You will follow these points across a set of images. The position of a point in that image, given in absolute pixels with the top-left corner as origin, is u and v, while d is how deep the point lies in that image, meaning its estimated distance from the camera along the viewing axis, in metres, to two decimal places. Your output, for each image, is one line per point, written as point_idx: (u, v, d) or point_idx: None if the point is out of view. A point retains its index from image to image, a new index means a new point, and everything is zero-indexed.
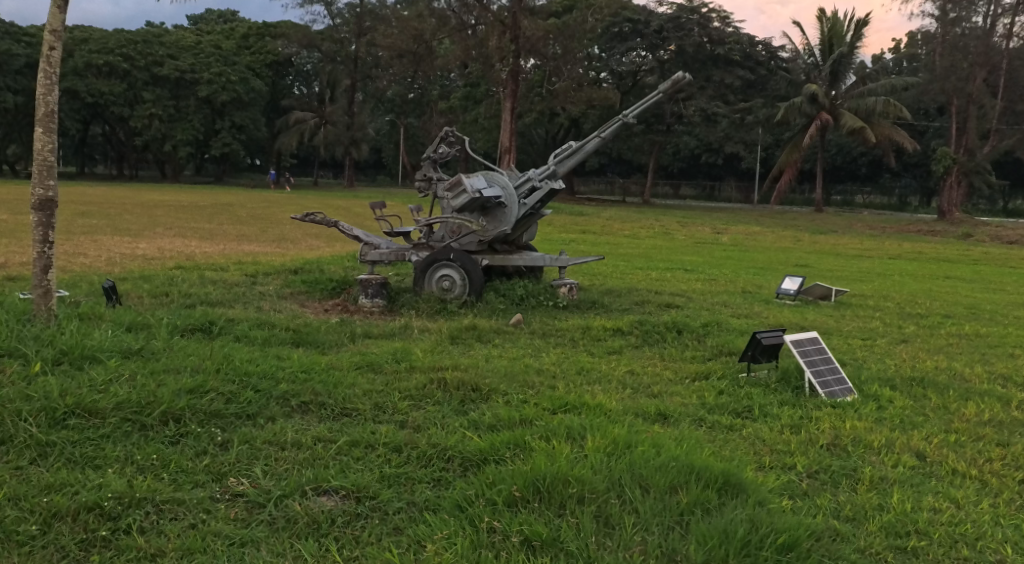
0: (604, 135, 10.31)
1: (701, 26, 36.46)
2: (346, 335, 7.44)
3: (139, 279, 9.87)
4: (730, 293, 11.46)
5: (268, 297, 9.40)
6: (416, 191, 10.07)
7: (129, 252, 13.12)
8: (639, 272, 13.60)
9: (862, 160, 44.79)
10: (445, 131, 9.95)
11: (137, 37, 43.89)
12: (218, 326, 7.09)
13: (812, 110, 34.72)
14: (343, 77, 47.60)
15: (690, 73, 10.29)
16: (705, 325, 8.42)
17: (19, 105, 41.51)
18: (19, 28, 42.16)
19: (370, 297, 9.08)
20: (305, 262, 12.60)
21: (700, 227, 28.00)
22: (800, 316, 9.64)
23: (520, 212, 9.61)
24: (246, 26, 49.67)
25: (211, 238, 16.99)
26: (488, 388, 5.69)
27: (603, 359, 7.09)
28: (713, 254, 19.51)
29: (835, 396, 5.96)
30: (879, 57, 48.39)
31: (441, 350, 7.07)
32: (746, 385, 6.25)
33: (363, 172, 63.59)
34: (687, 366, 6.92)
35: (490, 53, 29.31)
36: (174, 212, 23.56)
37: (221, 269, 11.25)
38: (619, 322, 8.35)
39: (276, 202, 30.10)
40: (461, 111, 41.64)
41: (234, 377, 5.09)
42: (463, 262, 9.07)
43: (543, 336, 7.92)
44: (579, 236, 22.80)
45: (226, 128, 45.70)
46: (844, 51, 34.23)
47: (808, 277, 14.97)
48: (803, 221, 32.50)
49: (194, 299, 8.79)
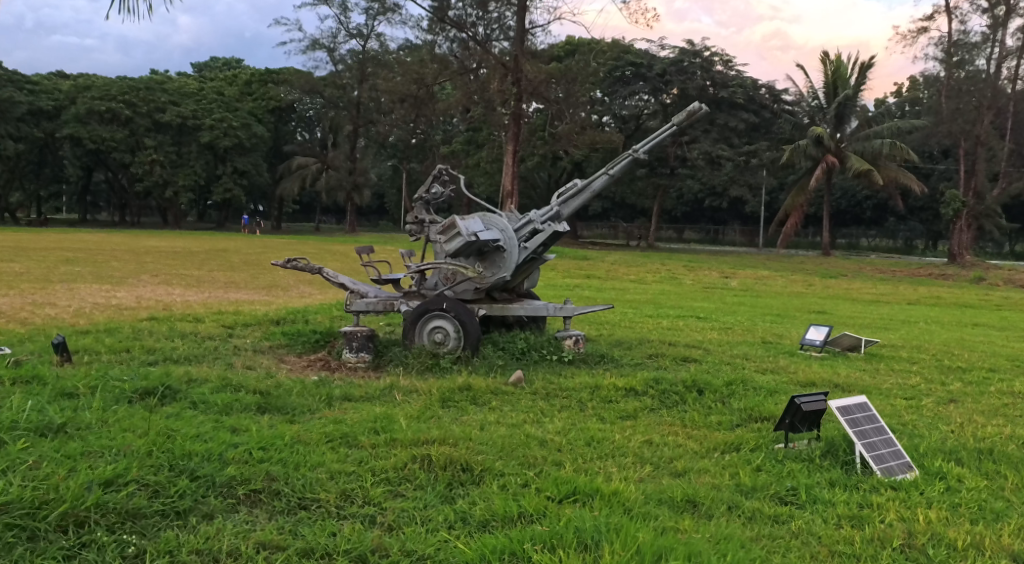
0: (612, 172, 9.47)
1: (704, 69, 36.05)
2: (321, 400, 6.51)
3: (103, 332, 9.03)
4: (747, 344, 10.54)
5: (243, 352, 8.54)
6: (407, 234, 9.20)
7: (106, 301, 12.36)
8: (646, 321, 12.68)
9: (868, 204, 44.17)
10: (439, 170, 9.11)
11: (138, 84, 43.39)
12: (173, 389, 6.16)
13: (818, 153, 34.23)
14: (345, 123, 47.10)
15: (706, 104, 9.49)
16: (729, 383, 7.47)
17: (20, 152, 41.23)
18: (22, 76, 42.10)
19: (354, 351, 8.25)
20: (291, 311, 11.76)
21: (707, 271, 27.20)
22: (828, 370, 8.72)
23: (521, 257, 8.72)
24: (249, 72, 50.07)
25: (199, 285, 16.20)
26: (482, 466, 4.77)
27: (619, 426, 6.18)
28: (723, 299, 18.65)
29: (893, 474, 5.08)
30: (882, 101, 48.06)
31: (429, 416, 6.14)
32: (785, 461, 5.32)
33: (366, 217, 63.19)
34: (714, 435, 5.97)
35: (492, 97, 28.67)
36: (164, 257, 22.85)
37: (196, 320, 10.37)
38: (631, 380, 7.41)
39: (275, 249, 29.41)
40: (463, 156, 41.18)
41: (165, 457, 4.18)
42: (458, 312, 8.11)
43: (546, 397, 7.00)
44: (583, 281, 22.03)
45: (228, 173, 45.58)
46: (850, 94, 33.76)
47: (830, 325, 14.06)
48: (812, 265, 31.74)
49: (158, 356, 7.89)
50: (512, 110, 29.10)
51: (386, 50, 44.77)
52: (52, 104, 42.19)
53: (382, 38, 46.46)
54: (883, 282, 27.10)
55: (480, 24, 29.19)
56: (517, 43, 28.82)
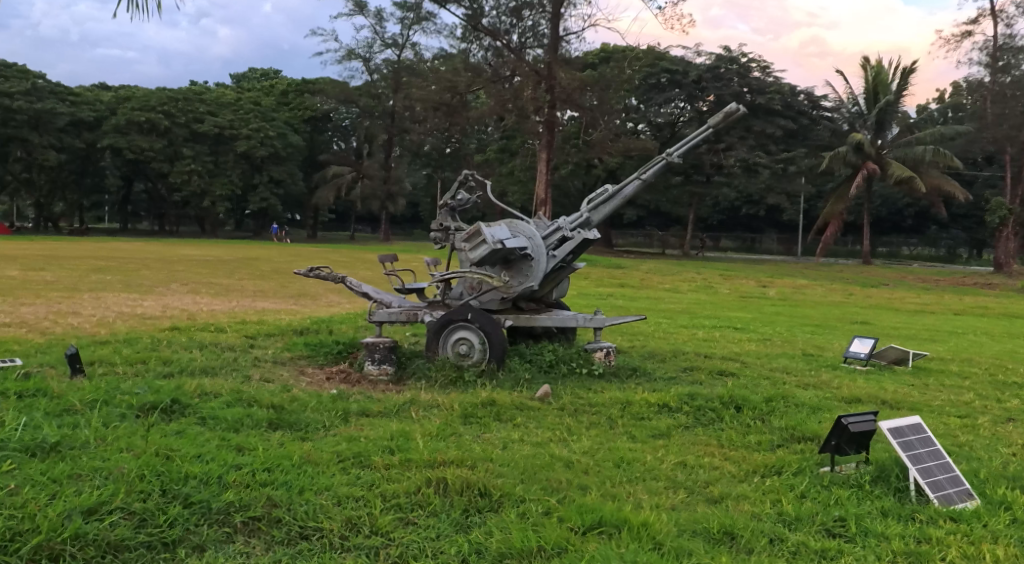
0: (645, 176, 9.09)
1: (741, 76, 35.59)
2: (337, 415, 6.22)
3: (123, 342, 8.88)
4: (786, 357, 10.05)
5: (263, 364, 8.31)
6: (430, 242, 8.91)
7: (131, 310, 12.24)
8: (680, 332, 12.23)
9: (908, 212, 43.14)
10: (464, 175, 8.81)
11: (176, 95, 43.87)
12: (181, 403, 5.92)
13: (857, 160, 33.48)
14: (379, 132, 47.09)
15: (744, 105, 9.08)
16: (769, 399, 7.03)
17: (62, 162, 41.85)
18: (65, 88, 42.76)
19: (376, 363, 7.98)
20: (316, 321, 11.53)
21: (744, 280, 26.62)
22: (874, 386, 8.21)
23: (549, 266, 8.38)
24: (286, 83, 50.46)
25: (228, 294, 16.09)
26: (501, 491, 4.44)
27: (652, 445, 5.80)
28: (760, 309, 18.10)
29: (952, 503, 4.64)
30: (925, 107, 46.91)
31: (449, 434, 5.81)
32: (832, 487, 4.90)
33: (400, 226, 63.27)
34: (754, 456, 5.56)
35: (525, 105, 28.39)
36: (195, 266, 22.86)
37: (217, 330, 10.16)
38: (664, 395, 7.01)
39: (308, 257, 29.41)
40: (496, 164, 40.94)
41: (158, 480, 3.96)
42: (482, 322, 7.78)
43: (574, 413, 6.64)
44: (616, 290, 21.58)
45: (264, 182, 45.87)
46: (891, 99, 32.96)
47: (872, 337, 13.50)
48: (852, 273, 30.95)
49: (174, 367, 7.68)
50: (545, 118, 28.76)
51: (420, 59, 44.72)
52: (93, 115, 42.82)
53: (417, 48, 46.44)
54: (927, 292, 26.28)
55: (515, 31, 29.02)
56: (551, 50, 28.53)
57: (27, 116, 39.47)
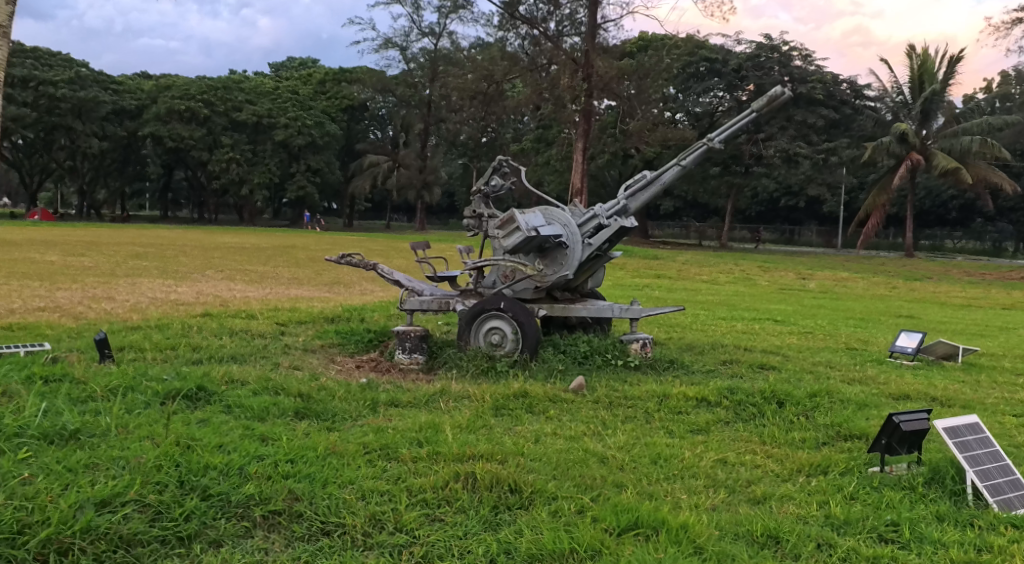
0: (684, 163, 8.80)
1: (783, 65, 34.77)
2: (365, 405, 6.08)
3: (154, 328, 8.84)
4: (829, 351, 9.70)
5: (294, 352, 8.21)
6: (463, 230, 8.72)
7: (166, 296, 12.25)
8: (719, 324, 11.91)
9: (953, 204, 42.08)
10: (498, 161, 8.60)
11: (216, 84, 44.21)
12: (206, 390, 5.81)
13: (901, 151, 32.66)
14: (416, 122, 47.03)
15: (789, 89, 8.76)
16: (813, 394, 6.74)
17: (105, 150, 42.44)
18: (108, 77, 43.30)
19: (407, 352, 7.85)
20: (349, 308, 11.42)
21: (783, 272, 26.10)
22: (922, 382, 7.86)
23: (584, 255, 8.14)
24: (323, 72, 50.64)
25: (262, 281, 16.10)
26: (532, 487, 4.24)
27: (691, 441, 5.56)
28: (801, 302, 17.68)
29: (1012, 508, 4.36)
30: (972, 97, 45.67)
31: (479, 426, 5.64)
32: (882, 488, 4.63)
33: (436, 215, 63.31)
34: (798, 454, 5.30)
35: (562, 93, 28.05)
36: (232, 253, 22.96)
37: (249, 316, 10.10)
38: (702, 389, 6.75)
39: (344, 246, 29.45)
40: (532, 154, 40.69)
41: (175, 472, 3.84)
42: (515, 312, 7.59)
43: (608, 406, 6.42)
44: (652, 281, 21.25)
45: (301, 170, 46.10)
46: (937, 88, 32.06)
47: (919, 331, 13.05)
48: (894, 266, 30.22)
49: (204, 353, 7.60)
50: (582, 107, 28.41)
51: (457, 48, 44.52)
52: (135, 104, 43.33)
53: (453, 37, 46.26)
54: (972, 286, 25.54)
55: (552, 19, 28.71)
56: (588, 38, 28.16)
57: (70, 104, 40.02)
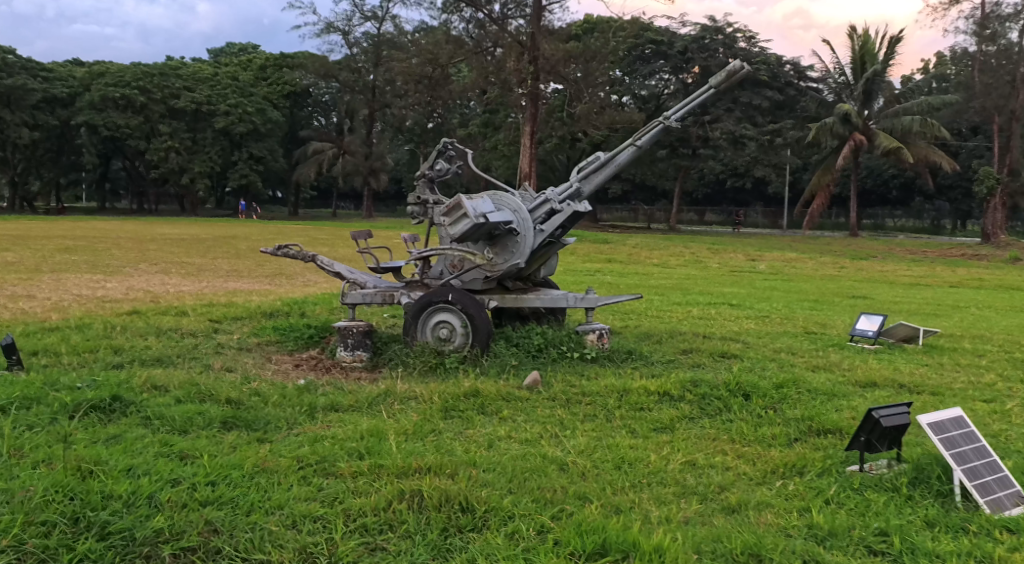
0: (640, 143, 8.39)
1: (727, 46, 34.57)
2: (302, 411, 5.54)
3: (73, 329, 8.14)
4: (788, 336, 9.44)
5: (227, 352, 7.63)
6: (408, 217, 8.20)
7: (92, 293, 11.49)
8: (674, 310, 11.59)
9: (894, 183, 42.72)
10: (443, 144, 8.10)
11: (152, 70, 42.65)
12: (122, 400, 5.19)
13: (845, 131, 32.88)
14: (360, 107, 46.12)
15: (747, 63, 8.42)
16: (780, 385, 6.40)
17: (35, 140, 40.66)
18: (37, 64, 41.46)
19: (349, 349, 7.34)
20: (289, 302, 10.82)
21: (733, 254, 26.04)
22: (887, 367, 7.62)
23: (537, 241, 7.69)
24: (264, 57, 49.25)
25: (200, 275, 15.34)
26: (486, 504, 3.79)
27: (656, 441, 5.17)
28: (753, 284, 17.54)
29: (1003, 509, 4.06)
30: (910, 77, 46.34)
31: (428, 432, 5.17)
32: (864, 490, 4.30)
33: (383, 203, 62.37)
34: (771, 455, 4.95)
35: (509, 76, 27.42)
36: (169, 245, 22.01)
37: (180, 314, 9.44)
38: (664, 382, 6.38)
39: (288, 235, 28.58)
40: (480, 139, 40.17)
41: (67, 513, 3.31)
42: (464, 304, 7.11)
43: (567, 404, 6.00)
44: (604, 266, 20.95)
45: (244, 159, 44.80)
46: (879, 69, 32.29)
47: (873, 312, 12.92)
48: (840, 246, 30.44)
49: (126, 357, 6.97)
50: (529, 91, 27.98)
51: (400, 32, 43.65)
52: (66, 92, 41.61)
53: (397, 20, 45.36)
54: (917, 264, 25.81)
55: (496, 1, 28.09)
56: (533, 20, 27.70)
57: None
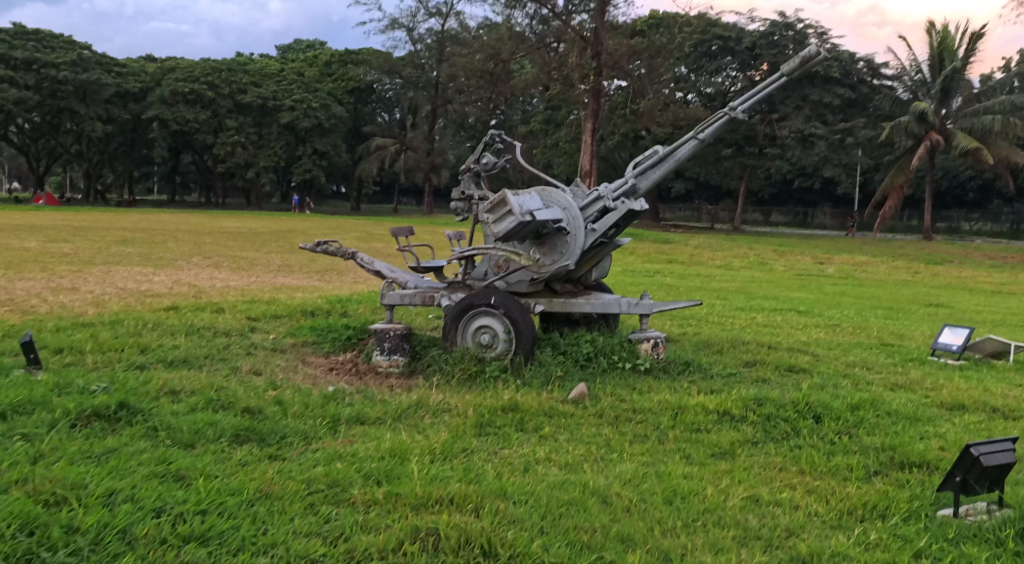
0: (702, 135, 7.73)
1: (797, 43, 33.25)
2: (325, 423, 5.09)
3: (106, 325, 7.86)
4: (861, 348, 8.66)
5: (261, 353, 7.25)
6: (451, 214, 7.72)
7: (137, 287, 11.29)
8: (737, 316, 10.86)
9: (971, 184, 40.86)
10: (490, 136, 7.61)
11: (221, 65, 43.16)
12: (129, 407, 4.82)
13: (920, 130, 31.41)
14: (423, 103, 46.03)
15: (823, 49, 7.70)
16: (855, 407, 5.71)
17: (108, 133, 41.51)
18: (110, 59, 42.27)
19: (386, 353, 6.87)
20: (334, 300, 10.47)
21: (799, 256, 24.99)
22: (976, 388, 6.82)
23: (588, 241, 7.12)
24: (329, 53, 49.53)
25: (251, 269, 15.13)
26: (510, 550, 3.35)
27: (714, 470, 4.57)
28: (822, 289, 16.68)
29: None
30: (990, 75, 44.26)
31: (458, 454, 4.67)
32: (961, 543, 3.66)
33: (443, 199, 62.38)
34: (849, 490, 4.31)
35: (570, 72, 26.72)
36: (226, 239, 21.97)
37: (219, 310, 9.14)
38: (725, 399, 5.73)
39: (346, 230, 28.40)
40: (541, 135, 39.63)
41: (16, 554, 3.02)
42: (508, 308, 6.60)
43: (615, 423, 5.42)
44: (665, 266, 20.26)
45: (308, 153, 45.09)
46: (959, 66, 30.67)
47: (952, 321, 11.99)
48: (913, 250, 29.09)
49: (152, 356, 6.63)
50: (591, 86, 27.31)
51: (463, 28, 43.36)
52: (138, 86, 42.34)
53: (460, 17, 45.05)
54: (998, 269, 24.42)
55: None
56: (597, 15, 27.03)
57: (73, 87, 39.10)
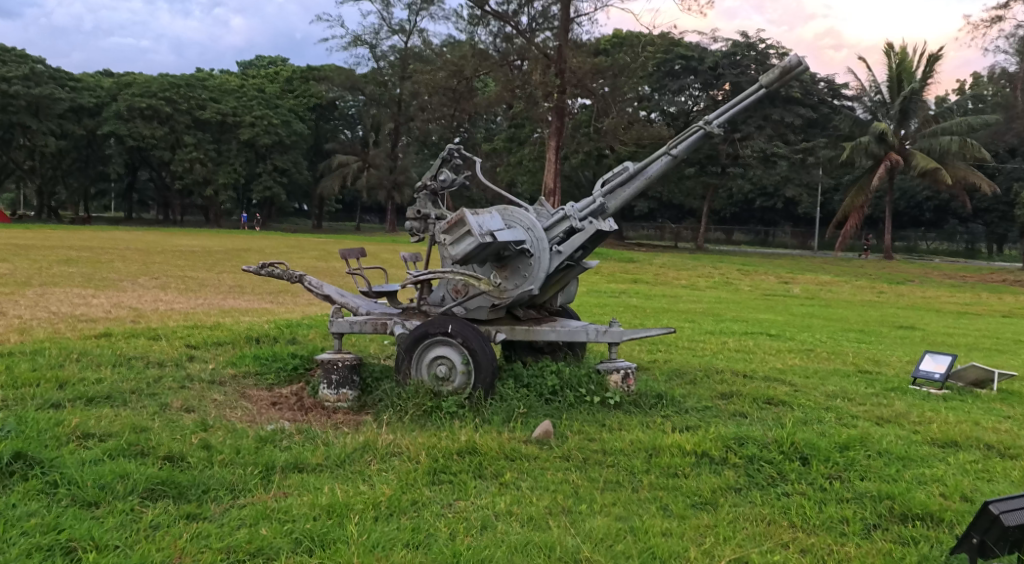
0: (675, 151, 7.26)
1: (759, 64, 33.36)
2: (257, 471, 4.50)
3: (25, 356, 7.14)
4: (838, 377, 8.22)
5: (196, 386, 6.61)
6: (406, 234, 7.16)
7: (73, 311, 10.54)
8: (707, 341, 10.40)
9: (928, 205, 41.31)
10: (448, 151, 7.07)
11: (179, 81, 42.20)
12: (26, 458, 4.18)
13: (880, 151, 31.56)
14: (386, 121, 45.44)
15: (801, 60, 7.30)
16: (844, 446, 5.23)
17: (60, 148, 40.23)
18: (64, 73, 41.00)
19: (333, 387, 6.28)
20: (282, 325, 9.81)
21: (764, 275, 24.81)
22: (966, 421, 6.40)
23: (553, 264, 6.60)
24: (290, 69, 48.82)
25: (200, 291, 14.40)
26: None
27: (696, 526, 4.06)
28: (790, 310, 16.37)
29: None
30: (945, 98, 44.93)
31: (410, 508, 4.11)
32: None
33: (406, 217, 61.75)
34: (850, 552, 3.84)
35: (535, 89, 26.28)
36: (178, 258, 21.11)
37: (156, 337, 8.45)
38: (703, 438, 5.22)
39: (305, 248, 27.62)
40: (504, 153, 39.23)
41: None
42: (465, 337, 6.02)
43: (585, 467, 4.89)
44: (630, 286, 19.87)
45: (268, 170, 44.21)
46: (917, 87, 30.89)
47: (923, 344, 11.70)
48: (874, 269, 29.12)
49: (70, 393, 5.95)
50: (556, 104, 26.90)
51: (427, 46, 42.95)
52: (94, 101, 41.17)
53: (423, 34, 44.62)
54: (959, 289, 24.45)
55: (525, 13, 27.22)
56: (561, 33, 26.71)
57: (24, 101, 37.78)
